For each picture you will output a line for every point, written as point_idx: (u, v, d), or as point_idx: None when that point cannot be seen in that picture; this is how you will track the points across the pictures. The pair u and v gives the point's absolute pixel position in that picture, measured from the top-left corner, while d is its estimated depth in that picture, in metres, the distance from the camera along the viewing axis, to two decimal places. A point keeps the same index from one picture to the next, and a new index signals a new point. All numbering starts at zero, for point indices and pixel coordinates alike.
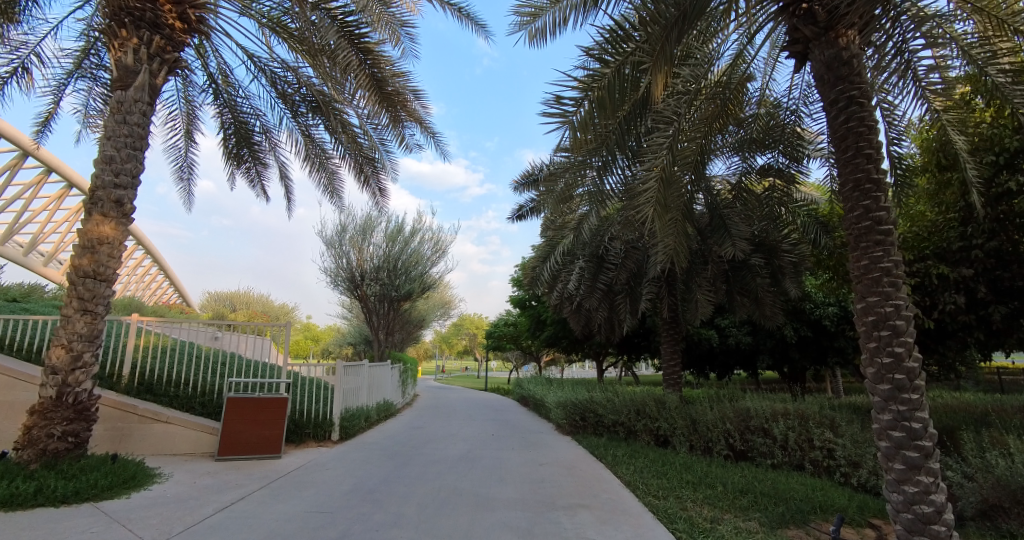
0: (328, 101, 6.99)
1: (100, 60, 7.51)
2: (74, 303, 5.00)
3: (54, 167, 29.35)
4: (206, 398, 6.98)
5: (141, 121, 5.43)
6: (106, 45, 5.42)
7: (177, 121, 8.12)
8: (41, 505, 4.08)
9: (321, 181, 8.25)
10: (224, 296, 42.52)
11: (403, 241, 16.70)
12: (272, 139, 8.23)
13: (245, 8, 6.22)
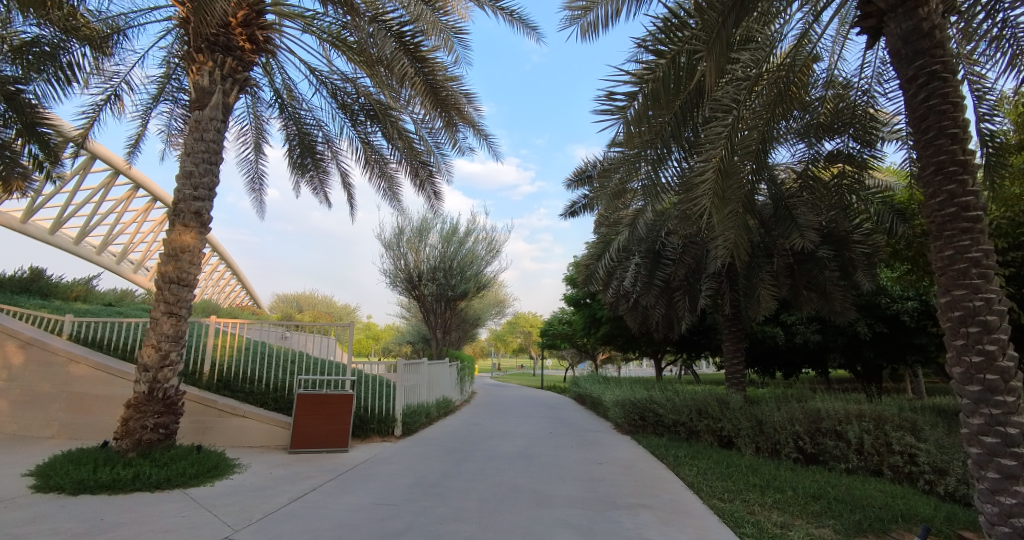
0: (385, 109, 7.25)
1: (180, 83, 8.11)
2: (161, 306, 5.40)
3: (142, 183, 32.24)
4: (278, 394, 7.37)
5: (216, 137, 5.81)
6: (185, 70, 5.83)
7: (248, 134, 8.64)
8: (138, 489, 4.50)
9: (380, 187, 8.54)
10: (292, 297, 45.22)
11: (458, 242, 17.03)
12: (333, 148, 8.61)
13: (307, 26, 6.54)
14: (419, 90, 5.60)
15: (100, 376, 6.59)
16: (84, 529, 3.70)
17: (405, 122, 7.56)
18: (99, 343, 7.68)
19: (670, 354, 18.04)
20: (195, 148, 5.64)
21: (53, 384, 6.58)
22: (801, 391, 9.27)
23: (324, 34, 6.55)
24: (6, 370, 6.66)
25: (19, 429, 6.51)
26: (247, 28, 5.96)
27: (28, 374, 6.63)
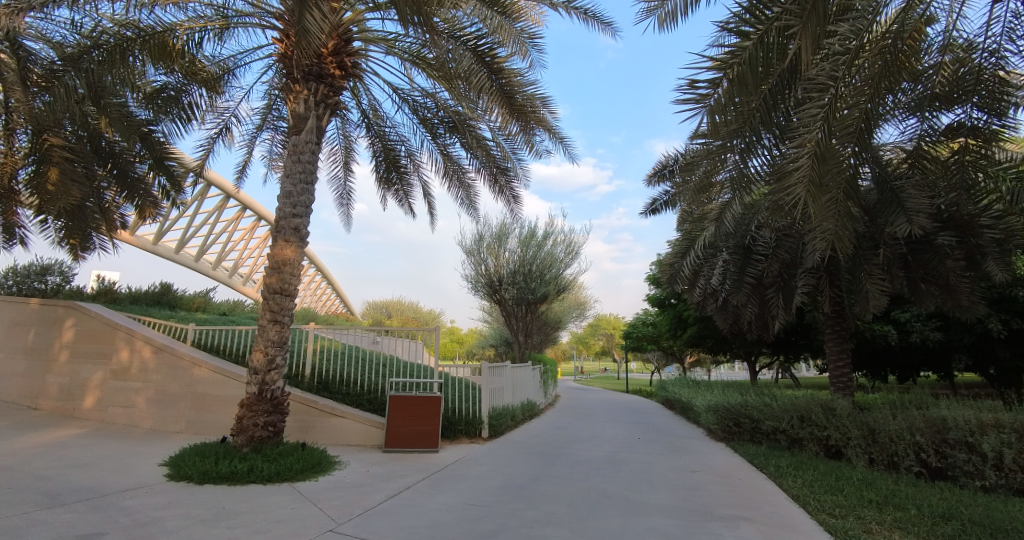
0: (464, 120, 7.51)
1: (279, 112, 8.88)
2: (267, 314, 5.88)
3: (250, 205, 36.00)
4: (372, 395, 7.84)
5: (311, 159, 6.31)
6: (284, 99, 6.38)
7: (339, 154, 9.29)
8: (253, 482, 4.91)
9: (459, 195, 8.83)
10: (382, 304, 48.27)
11: (537, 245, 17.19)
12: (415, 161, 9.03)
13: (389, 48, 6.93)
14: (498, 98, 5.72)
15: (218, 378, 7.33)
16: (212, 515, 4.15)
17: (483, 130, 7.79)
18: (217, 349, 8.59)
19: (765, 356, 16.88)
20: (294, 170, 6.15)
21: (181, 385, 7.44)
22: (922, 397, 8.27)
23: (405, 54, 6.88)
24: (144, 372, 7.65)
25: (157, 424, 7.44)
26: (337, 56, 6.42)
27: (163, 376, 7.60)
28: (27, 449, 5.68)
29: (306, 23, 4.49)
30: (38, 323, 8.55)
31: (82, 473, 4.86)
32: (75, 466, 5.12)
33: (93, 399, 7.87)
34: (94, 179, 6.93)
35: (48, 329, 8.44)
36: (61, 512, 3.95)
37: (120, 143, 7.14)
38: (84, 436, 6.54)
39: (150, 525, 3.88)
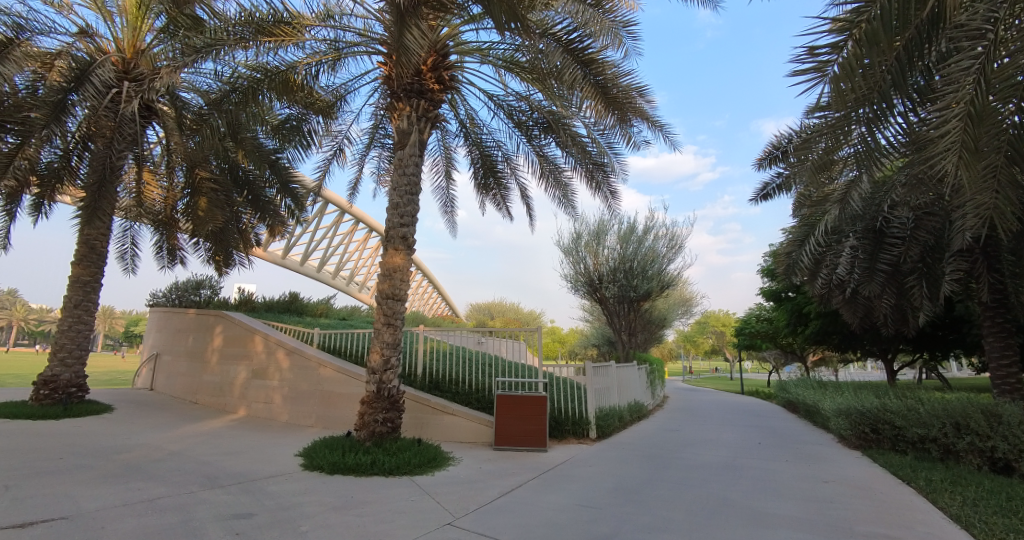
0: (558, 119, 7.59)
1: (385, 130, 9.51)
2: (381, 318, 6.29)
3: (362, 219, 39.44)
4: (480, 395, 8.08)
5: (414, 171, 6.69)
6: (389, 117, 6.85)
7: (439, 164, 9.77)
8: (377, 473, 5.28)
9: (555, 195, 8.89)
10: (485, 305, 50.29)
11: (637, 241, 16.85)
12: (512, 165, 9.25)
13: (484, 57, 7.16)
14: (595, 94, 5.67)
15: (341, 377, 8.02)
16: (343, 503, 4.50)
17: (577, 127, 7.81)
18: (339, 350, 9.42)
19: (904, 353, 14.89)
20: (401, 183, 6.58)
21: (310, 383, 8.26)
22: None
23: (499, 61, 7.08)
24: (279, 372, 8.61)
25: (291, 418, 8.32)
26: (435, 71, 6.78)
27: (294, 376, 8.50)
28: (194, 437, 6.64)
29: (404, 44, 4.78)
30: (196, 330, 10.06)
31: (235, 460, 5.56)
32: (230, 453, 5.90)
33: (239, 395, 9.03)
34: (233, 205, 8.04)
35: (204, 335, 9.89)
36: (220, 493, 4.52)
37: (254, 170, 8.16)
38: (236, 428, 7.52)
39: (292, 509, 4.30)
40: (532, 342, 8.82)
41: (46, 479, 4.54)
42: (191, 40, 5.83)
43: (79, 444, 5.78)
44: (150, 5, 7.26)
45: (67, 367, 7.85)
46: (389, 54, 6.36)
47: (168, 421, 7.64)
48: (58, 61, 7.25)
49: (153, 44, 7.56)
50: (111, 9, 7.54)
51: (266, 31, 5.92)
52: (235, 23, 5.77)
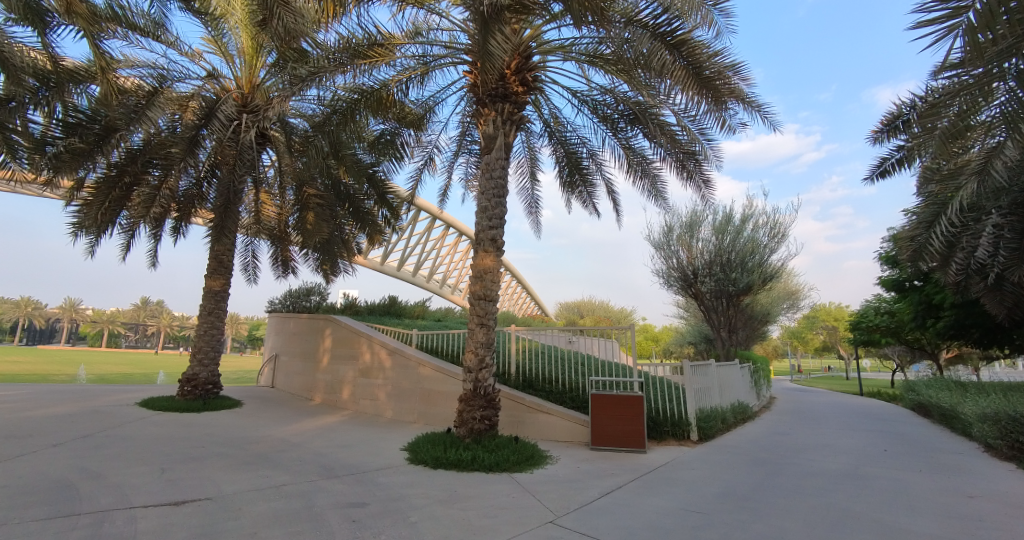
0: (645, 109, 7.46)
1: (471, 136, 9.77)
2: (474, 319, 6.48)
3: (452, 225, 41.41)
4: (574, 394, 8.03)
5: (501, 173, 6.85)
6: (476, 124, 7.04)
7: (524, 165, 9.89)
8: (477, 469, 5.43)
9: (643, 188, 8.71)
10: (575, 305, 50.37)
11: (734, 231, 15.98)
12: (597, 160, 9.18)
13: (567, 55, 7.26)
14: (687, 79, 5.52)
15: (439, 376, 8.37)
16: (447, 497, 4.66)
17: (665, 116, 7.64)
18: (436, 350, 9.87)
19: None
20: (489, 187, 6.74)
21: (411, 381, 8.73)
22: None
23: (582, 56, 7.15)
24: (382, 371, 9.22)
25: (396, 415, 8.84)
26: (519, 74, 6.89)
27: (396, 375, 9.04)
28: (312, 431, 7.30)
29: (488, 51, 4.92)
30: (308, 332, 11.14)
31: (347, 452, 6.03)
32: (344, 445, 6.42)
33: (348, 392, 9.80)
34: (337, 218, 8.82)
35: (315, 336, 10.92)
36: (337, 482, 4.89)
37: (354, 185, 8.88)
38: (347, 422, 8.19)
39: (401, 500, 4.52)
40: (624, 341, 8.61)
41: (195, 464, 5.24)
42: (296, 70, 6.37)
43: (219, 435, 6.60)
44: (262, 44, 8.12)
45: (204, 367, 8.92)
46: (474, 62, 6.58)
47: (290, 416, 8.47)
48: (192, 102, 8.36)
49: (265, 79, 8.44)
50: (232, 52, 8.54)
51: (362, 54, 6.36)
52: (334, 50, 6.25)
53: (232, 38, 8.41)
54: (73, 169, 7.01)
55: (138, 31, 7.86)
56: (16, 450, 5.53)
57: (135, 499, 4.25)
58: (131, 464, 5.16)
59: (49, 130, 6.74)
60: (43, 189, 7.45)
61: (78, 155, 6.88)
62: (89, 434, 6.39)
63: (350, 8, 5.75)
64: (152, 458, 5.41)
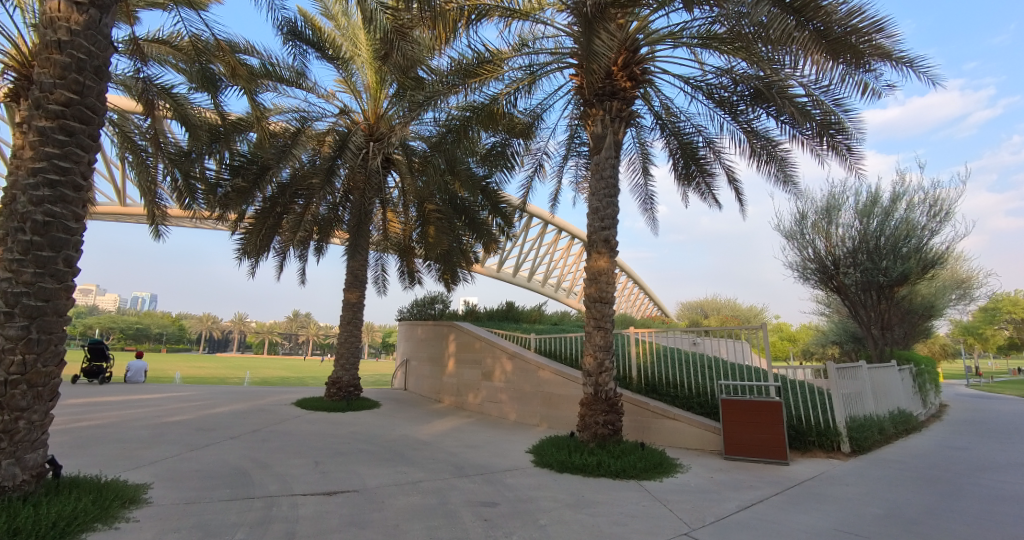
0: (769, 85, 7.06)
1: (580, 138, 9.68)
2: (592, 321, 6.41)
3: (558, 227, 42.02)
4: (702, 399, 7.60)
5: (611, 173, 6.75)
6: (584, 125, 7.04)
7: (636, 162, 9.65)
8: (604, 475, 5.35)
9: (767, 172, 8.47)
10: (696, 304, 47.98)
11: (882, 213, 14.14)
12: (716, 148, 8.72)
13: (677, 41, 7.27)
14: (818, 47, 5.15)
15: (559, 379, 8.42)
16: (574, 501, 4.61)
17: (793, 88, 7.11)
18: (555, 354, 9.93)
19: None
20: (600, 187, 6.67)
21: (532, 385, 8.89)
22: None
23: (694, 39, 7.21)
24: (504, 375, 9.53)
25: (519, 417, 9.05)
26: (626, 69, 6.78)
27: (518, 379, 9.27)
28: (442, 431, 7.77)
29: (594, 51, 4.86)
30: (434, 338, 11.98)
31: (476, 453, 6.31)
32: (473, 446, 6.75)
33: (472, 395, 10.29)
34: (455, 230, 9.41)
35: (441, 342, 11.70)
36: (468, 481, 5.09)
37: (469, 198, 9.53)
38: (473, 424, 8.63)
39: (529, 502, 4.55)
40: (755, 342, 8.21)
41: (344, 459, 5.84)
42: (414, 97, 6.84)
43: (362, 433, 7.29)
44: (385, 77, 8.95)
45: (346, 370, 9.90)
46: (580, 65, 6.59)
47: (422, 417, 9.10)
48: (327, 137, 9.37)
49: (387, 108, 9.23)
50: (359, 88, 9.45)
51: (472, 73, 6.74)
52: (447, 73, 6.66)
53: (359, 76, 9.33)
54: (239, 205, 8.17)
55: (285, 82, 8.87)
56: (207, 440, 6.64)
57: (296, 487, 4.82)
58: (292, 457, 5.89)
59: (221, 174, 8.06)
60: (218, 223, 9.05)
61: (240, 193, 8.15)
62: (258, 428, 7.45)
63: (458, 29, 6.10)
64: (308, 452, 6.14)
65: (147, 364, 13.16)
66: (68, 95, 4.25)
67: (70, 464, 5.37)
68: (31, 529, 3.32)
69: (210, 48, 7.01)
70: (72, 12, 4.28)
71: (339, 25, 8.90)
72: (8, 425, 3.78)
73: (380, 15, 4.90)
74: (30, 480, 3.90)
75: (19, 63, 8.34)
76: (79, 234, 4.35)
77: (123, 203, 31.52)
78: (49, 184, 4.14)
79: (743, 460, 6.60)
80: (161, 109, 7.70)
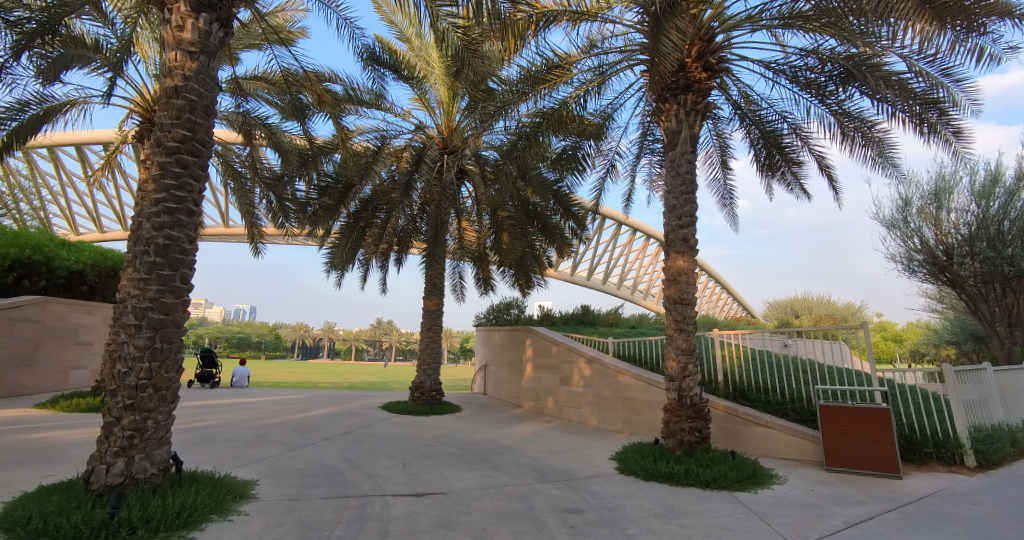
0: (861, 62, 6.52)
1: (654, 135, 9.44)
2: (673, 324, 6.19)
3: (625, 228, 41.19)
4: (798, 405, 7.07)
5: (688, 169, 6.51)
6: (656, 121, 6.88)
7: (714, 156, 9.24)
8: (693, 485, 5.12)
9: (863, 156, 7.78)
10: (785, 303, 44.89)
11: (1007, 193, 12.42)
12: (803, 134, 8.15)
13: (755, 25, 6.91)
14: (920, 14, 4.71)
15: (640, 384, 8.22)
16: (663, 511, 4.44)
17: (892, 63, 6.49)
18: (634, 358, 9.68)
19: None
20: (676, 185, 6.48)
21: (612, 390, 8.73)
22: None
23: (775, 20, 6.83)
24: (583, 380, 9.44)
25: (600, 423, 8.91)
26: (701, 60, 6.51)
27: (597, 383, 9.14)
28: (523, 436, 7.84)
29: (665, 46, 4.76)
30: (512, 343, 12.14)
31: (558, 458, 6.30)
32: (555, 451, 6.74)
33: (551, 399, 10.31)
34: (527, 235, 9.53)
35: (517, 347, 11.84)
36: (551, 487, 5.08)
37: (541, 203, 9.69)
38: (553, 429, 8.63)
39: (616, 510, 4.44)
40: (855, 343, 7.53)
41: (430, 461, 6.07)
42: (486, 109, 7.05)
43: (446, 436, 7.53)
44: (457, 91, 9.30)
45: (428, 375, 10.31)
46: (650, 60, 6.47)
47: (502, 421, 9.22)
48: (405, 153, 9.75)
49: (460, 121, 9.56)
50: (433, 104, 9.86)
51: (541, 79, 6.82)
52: (517, 82, 6.76)
53: (433, 93, 9.75)
54: (325, 221, 8.75)
55: (365, 105, 9.45)
56: (304, 441, 7.18)
57: (387, 488, 5.07)
58: (381, 458, 6.21)
59: (310, 194, 8.74)
60: (309, 238, 9.74)
61: (327, 210, 8.57)
62: (349, 431, 7.94)
63: (526, 36, 6.19)
64: (397, 454, 6.43)
65: (249, 371, 14.50)
66: (183, 133, 4.79)
67: (191, 460, 6.03)
68: (161, 517, 3.75)
69: (299, 80, 7.66)
70: (186, 60, 4.83)
71: (412, 46, 9.37)
72: (140, 424, 4.31)
73: (451, 33, 4.98)
74: (158, 473, 4.41)
75: (145, 108, 9.63)
76: (192, 253, 4.88)
77: (226, 224, 35.25)
78: (168, 212, 4.68)
79: (851, 473, 6.01)
80: (257, 138, 8.60)
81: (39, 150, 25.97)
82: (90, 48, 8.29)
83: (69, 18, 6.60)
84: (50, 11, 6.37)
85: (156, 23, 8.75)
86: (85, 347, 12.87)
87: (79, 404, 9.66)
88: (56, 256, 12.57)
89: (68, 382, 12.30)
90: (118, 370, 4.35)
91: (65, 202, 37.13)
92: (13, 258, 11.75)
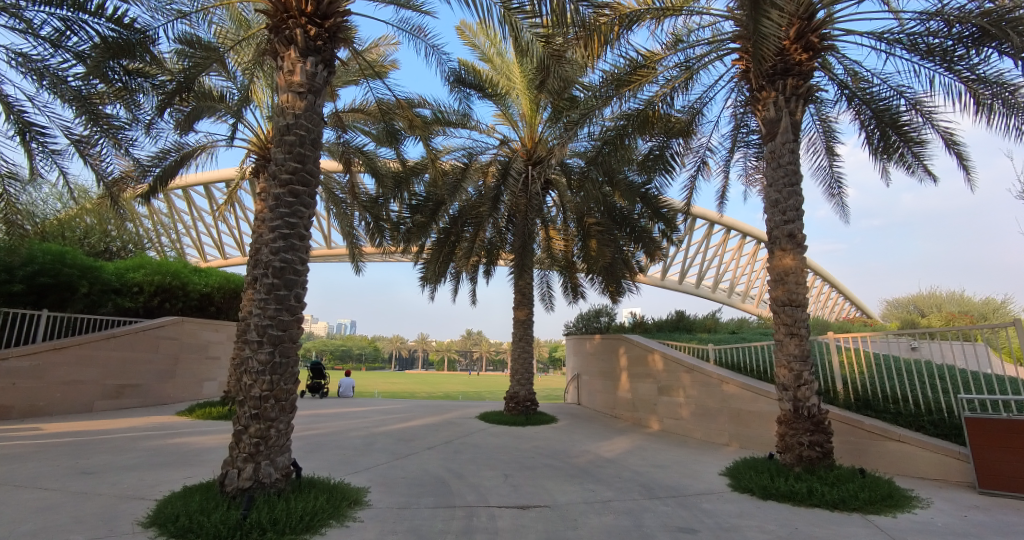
0: (999, 18, 5.68)
1: (749, 126, 8.88)
2: (782, 328, 5.75)
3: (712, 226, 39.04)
4: (939, 417, 6.19)
5: (791, 159, 6.06)
6: (752, 111, 6.49)
7: (818, 142, 8.50)
8: (817, 505, 4.65)
9: (1005, 126, 6.73)
10: (909, 299, 39.65)
11: None
12: (926, 109, 7.24)
13: None
14: None
15: (748, 394, 7.67)
16: (788, 534, 4.06)
17: None
18: (739, 366, 9.08)
19: None
20: (778, 177, 6.06)
21: (717, 400, 8.22)
22: None
23: None
24: (684, 389, 9.00)
25: (706, 436, 8.42)
26: (801, 40, 6.02)
27: (700, 393, 8.67)
28: (623, 449, 7.63)
29: (763, 32, 4.52)
30: (605, 352, 11.91)
31: (662, 473, 6.04)
32: (658, 465, 6.48)
33: (650, 410, 9.93)
34: (614, 240, 9.36)
35: (611, 356, 11.59)
36: (660, 503, 4.87)
37: (627, 207, 9.51)
38: (653, 442, 8.30)
39: (733, 531, 4.15)
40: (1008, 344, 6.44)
41: (531, 473, 6.10)
42: (569, 117, 7.08)
43: (544, 447, 7.54)
44: (539, 103, 9.43)
45: (522, 385, 10.40)
46: (745, 49, 6.13)
47: (600, 433, 9.05)
48: (490, 168, 10.04)
49: (544, 132, 9.68)
50: (516, 118, 10.07)
51: (625, 82, 6.74)
52: (600, 87, 6.75)
53: (515, 107, 9.97)
54: (417, 238, 9.25)
55: (452, 125, 9.89)
56: (408, 450, 7.54)
57: (491, 499, 5.16)
58: (484, 469, 6.35)
59: (403, 214, 9.34)
60: (404, 255, 10.31)
61: (420, 227, 9.06)
62: (448, 440, 8.22)
63: (608, 39, 6.16)
64: (497, 465, 6.54)
65: (353, 381, 15.60)
66: (294, 165, 5.29)
67: (309, 467, 6.57)
68: (286, 520, 4.10)
69: (392, 108, 8.26)
70: (296, 100, 5.36)
71: (494, 65, 9.69)
72: (264, 432, 4.78)
73: (535, 46, 5.12)
74: (281, 478, 4.84)
75: (260, 147, 10.76)
76: (305, 275, 5.35)
77: (331, 246, 38.53)
78: (283, 237, 5.18)
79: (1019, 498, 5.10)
80: (356, 165, 9.37)
81: (175, 191, 30.36)
82: (216, 100, 9.52)
83: (200, 76, 7.70)
84: (187, 72, 7.50)
85: (269, 71, 9.80)
86: (214, 361, 14.64)
87: (211, 412, 10.98)
88: (190, 281, 14.47)
89: (200, 392, 14.08)
90: (244, 383, 4.87)
91: (196, 235, 42.83)
92: (157, 284, 13.71)
